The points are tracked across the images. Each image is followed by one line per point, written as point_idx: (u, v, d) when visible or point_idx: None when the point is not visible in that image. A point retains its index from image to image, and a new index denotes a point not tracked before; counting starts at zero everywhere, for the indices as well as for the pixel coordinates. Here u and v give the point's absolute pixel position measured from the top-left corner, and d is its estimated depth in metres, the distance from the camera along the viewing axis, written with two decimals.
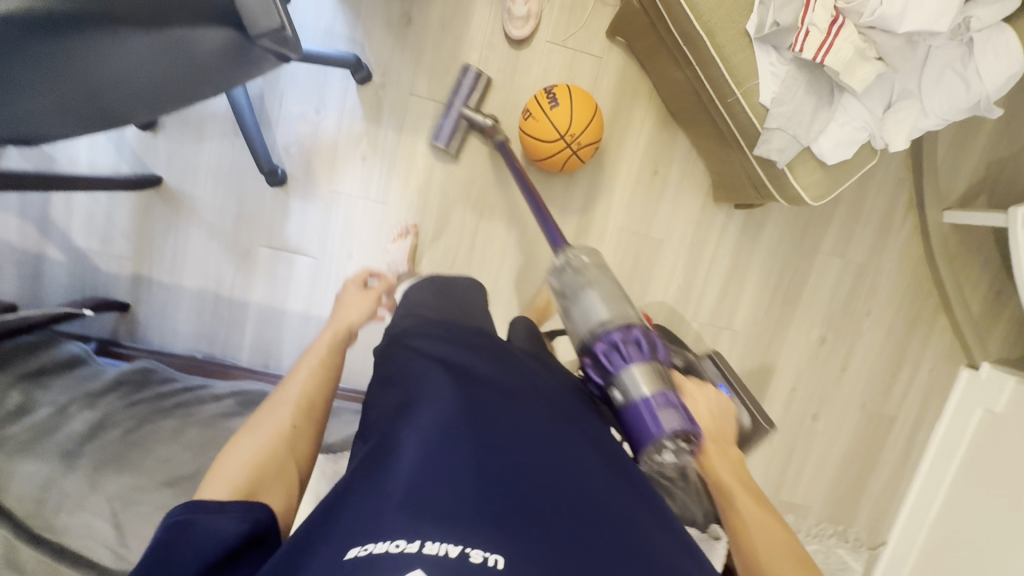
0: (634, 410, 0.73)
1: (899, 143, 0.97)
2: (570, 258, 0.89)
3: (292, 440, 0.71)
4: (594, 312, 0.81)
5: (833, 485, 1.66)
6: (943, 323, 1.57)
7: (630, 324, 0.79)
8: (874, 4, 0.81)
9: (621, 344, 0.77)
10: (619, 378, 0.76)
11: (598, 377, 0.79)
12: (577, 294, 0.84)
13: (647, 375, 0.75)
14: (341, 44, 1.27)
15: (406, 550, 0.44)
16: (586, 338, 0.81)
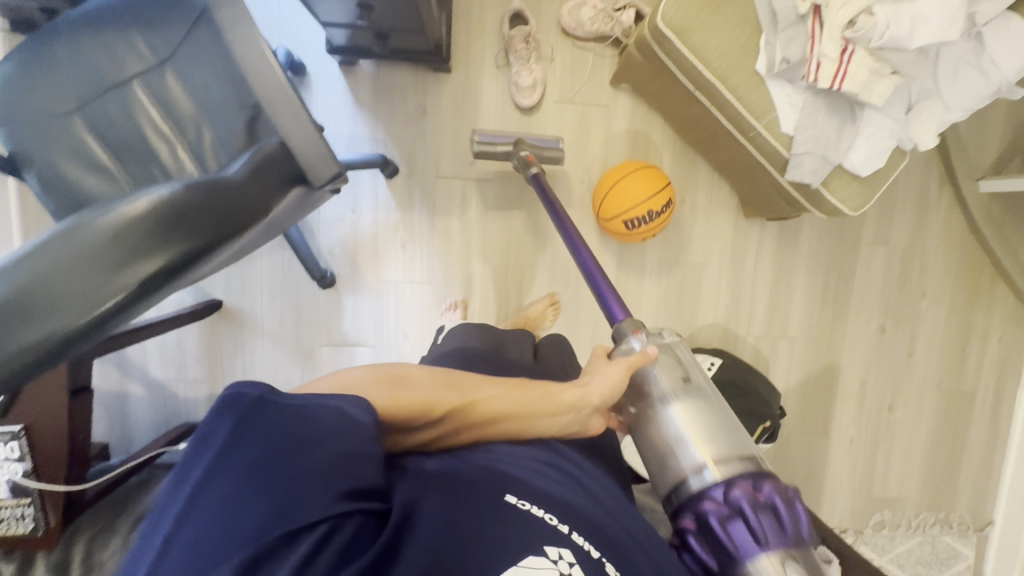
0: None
1: (927, 140, 1.00)
2: (664, 358, 0.83)
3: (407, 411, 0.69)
4: (689, 426, 0.77)
5: (925, 471, 1.62)
6: (1003, 289, 1.54)
7: (778, 489, 0.71)
8: (881, 28, 0.83)
9: (770, 510, 0.68)
10: (765, 558, 0.65)
11: (712, 551, 0.69)
12: (675, 395, 0.79)
13: (805, 565, 0.65)
14: (366, 145, 1.35)
15: (559, 526, 0.59)
16: (711, 488, 0.72)
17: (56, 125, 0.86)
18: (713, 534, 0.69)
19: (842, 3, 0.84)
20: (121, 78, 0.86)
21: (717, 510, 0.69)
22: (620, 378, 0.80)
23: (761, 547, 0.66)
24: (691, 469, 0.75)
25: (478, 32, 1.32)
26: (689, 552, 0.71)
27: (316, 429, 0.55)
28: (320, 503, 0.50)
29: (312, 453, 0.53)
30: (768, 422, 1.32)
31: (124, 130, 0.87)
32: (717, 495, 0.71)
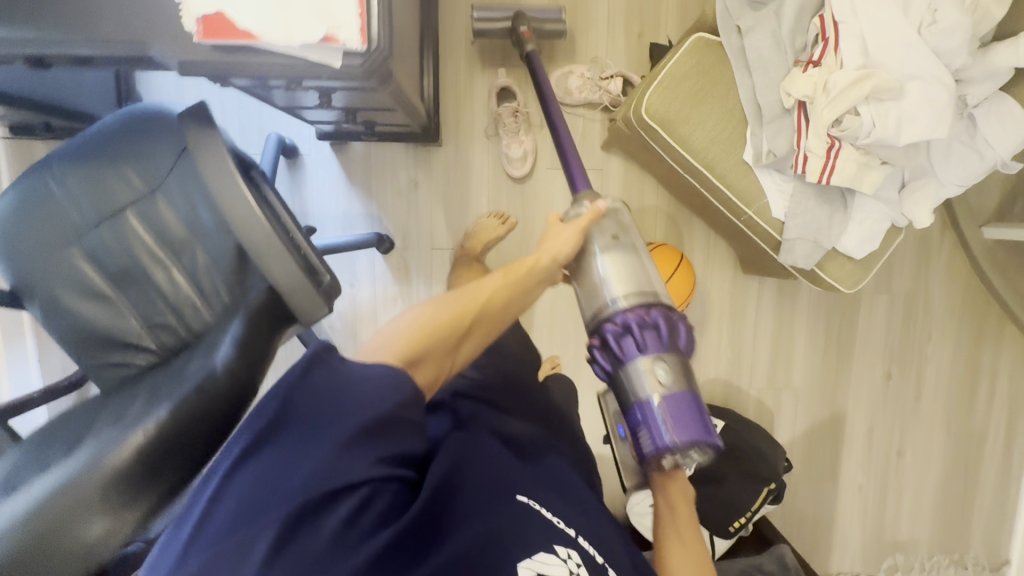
0: (652, 405, 0.75)
1: (924, 219, 0.96)
2: (610, 212, 0.86)
3: (446, 331, 0.67)
4: (624, 278, 0.80)
5: (937, 512, 1.60)
6: (1011, 329, 1.52)
7: (667, 310, 0.80)
8: (867, 127, 0.82)
9: (657, 327, 0.78)
10: (645, 363, 0.76)
11: (607, 361, 0.80)
12: (612, 248, 0.82)
13: (676, 367, 0.76)
14: (360, 222, 1.36)
15: (565, 531, 0.63)
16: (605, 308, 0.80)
17: (51, 257, 0.88)
18: (610, 348, 0.78)
19: (828, 101, 0.81)
20: (115, 208, 0.88)
21: (615, 328, 0.78)
22: (569, 242, 0.81)
23: (642, 352, 0.77)
24: (606, 300, 0.80)
25: (466, 106, 1.32)
26: (596, 363, 0.81)
27: (371, 399, 0.54)
28: (363, 471, 0.51)
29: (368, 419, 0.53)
30: (773, 483, 1.33)
31: (120, 257, 0.90)
32: (617, 316, 0.78)
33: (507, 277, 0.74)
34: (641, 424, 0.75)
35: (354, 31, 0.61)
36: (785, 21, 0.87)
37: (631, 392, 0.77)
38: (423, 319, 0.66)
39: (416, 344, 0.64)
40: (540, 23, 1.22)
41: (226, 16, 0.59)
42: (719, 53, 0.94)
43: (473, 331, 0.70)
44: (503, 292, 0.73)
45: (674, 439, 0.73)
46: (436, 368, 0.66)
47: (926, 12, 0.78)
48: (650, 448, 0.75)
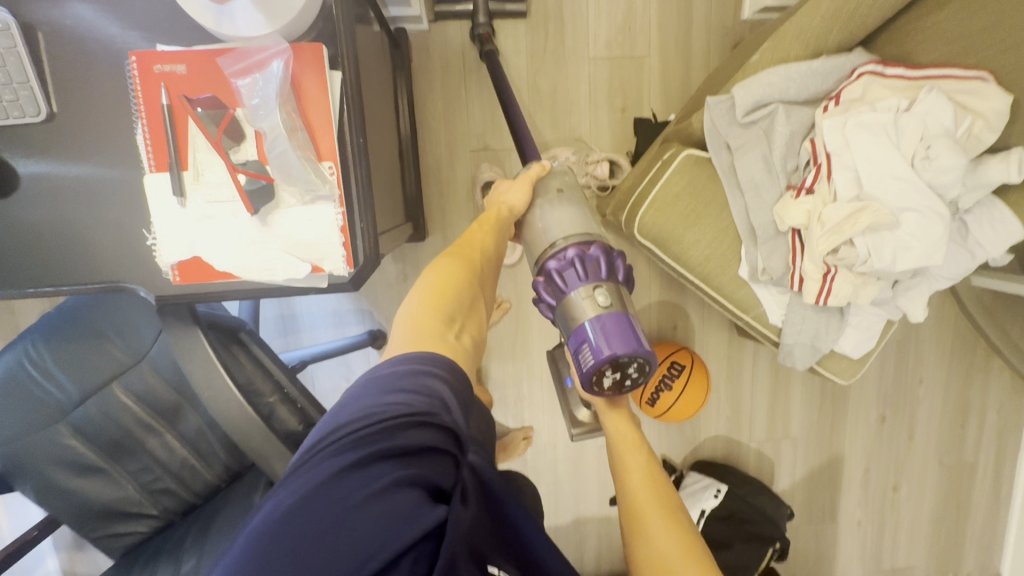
0: (587, 325, 0.64)
1: (917, 315, 0.93)
2: (557, 169, 0.76)
3: (458, 287, 0.59)
4: (567, 226, 0.70)
5: (933, 539, 1.66)
6: (998, 364, 1.56)
7: (605, 244, 0.68)
8: (862, 258, 0.81)
9: (596, 259, 0.66)
10: (583, 291, 0.65)
11: (549, 298, 0.68)
12: (556, 200, 0.72)
13: (614, 293, 0.66)
14: (350, 319, 1.33)
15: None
16: (546, 250, 0.70)
17: (31, 442, 0.82)
18: (552, 282, 0.67)
19: (823, 233, 0.80)
20: (99, 382, 0.85)
21: (556, 261, 0.67)
22: (523, 193, 0.71)
23: (580, 282, 0.65)
24: (550, 242, 0.69)
25: (451, 193, 1.28)
26: (537, 302, 0.70)
27: (402, 404, 0.43)
28: (393, 503, 0.39)
29: (399, 432, 0.42)
30: (778, 543, 1.36)
31: (109, 431, 0.86)
32: (559, 252, 0.67)
33: (490, 229, 0.68)
34: (579, 346, 0.64)
35: (338, 258, 0.57)
36: (776, 145, 0.85)
37: (570, 322, 0.66)
38: (437, 282, 0.59)
39: (437, 306, 0.55)
40: (499, 2, 1.18)
41: (201, 259, 0.56)
42: (708, 171, 0.92)
43: (484, 279, 0.65)
44: (495, 240, 0.68)
45: (611, 352, 0.62)
46: (470, 325, 0.58)
47: (919, 145, 0.78)
48: (588, 365, 0.64)
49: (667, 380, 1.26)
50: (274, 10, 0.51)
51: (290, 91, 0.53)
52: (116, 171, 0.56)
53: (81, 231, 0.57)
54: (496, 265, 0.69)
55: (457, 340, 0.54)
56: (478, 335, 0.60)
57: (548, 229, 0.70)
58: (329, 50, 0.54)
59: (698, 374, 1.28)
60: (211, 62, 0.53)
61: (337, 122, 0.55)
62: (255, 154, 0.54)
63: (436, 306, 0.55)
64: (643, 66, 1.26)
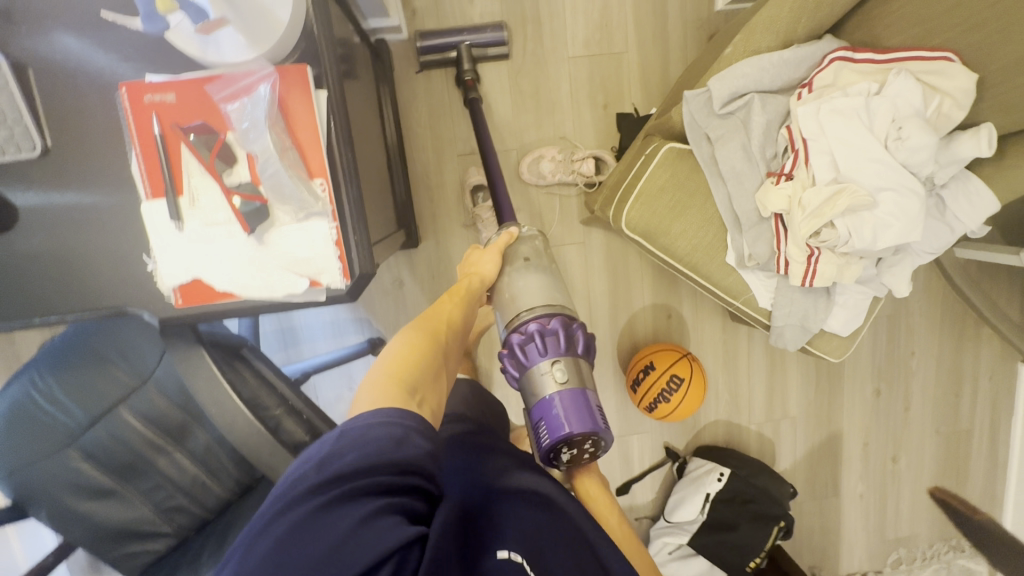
0: (548, 401, 0.69)
1: (901, 290, 0.96)
2: (525, 237, 0.82)
3: (424, 356, 0.62)
4: (533, 293, 0.75)
5: (935, 507, 1.69)
6: (988, 333, 1.59)
7: (565, 318, 0.74)
8: (844, 238, 0.83)
9: (557, 332, 0.72)
10: (545, 366, 0.70)
11: (515, 371, 0.73)
12: (523, 269, 0.78)
13: (571, 368, 0.71)
14: (350, 328, 1.34)
15: None
16: (512, 323, 0.75)
17: (42, 468, 0.82)
18: (515, 356, 0.72)
19: (804, 216, 0.83)
20: (107, 407, 0.87)
21: (520, 336, 0.72)
22: (493, 262, 0.78)
23: (541, 358, 0.70)
24: (518, 312, 0.75)
25: (441, 198, 1.30)
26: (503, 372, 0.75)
27: (371, 442, 0.46)
28: (380, 530, 0.41)
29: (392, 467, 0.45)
30: (783, 521, 1.39)
31: (119, 453, 0.87)
32: (523, 324, 0.72)
33: (458, 299, 0.73)
34: (538, 422, 0.70)
35: (335, 271, 0.59)
36: (754, 134, 0.87)
37: (532, 397, 0.71)
38: (403, 351, 0.61)
39: (403, 373, 0.57)
40: (483, 48, 1.22)
41: (202, 281, 0.58)
42: (690, 162, 0.94)
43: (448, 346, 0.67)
44: (462, 310, 0.72)
45: (569, 430, 0.67)
46: (433, 393, 0.59)
47: (891, 126, 0.80)
48: (546, 441, 0.69)
49: (667, 393, 1.28)
50: (256, 34, 0.52)
51: (278, 112, 0.54)
52: (111, 199, 0.58)
53: (82, 260, 0.59)
54: (462, 334, 0.73)
55: (420, 409, 0.54)
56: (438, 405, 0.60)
57: (516, 295, 0.76)
58: (313, 69, 0.56)
59: (698, 384, 1.29)
60: (198, 89, 0.54)
61: (325, 139, 0.57)
62: (248, 175, 0.56)
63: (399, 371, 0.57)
64: (622, 62, 1.28)
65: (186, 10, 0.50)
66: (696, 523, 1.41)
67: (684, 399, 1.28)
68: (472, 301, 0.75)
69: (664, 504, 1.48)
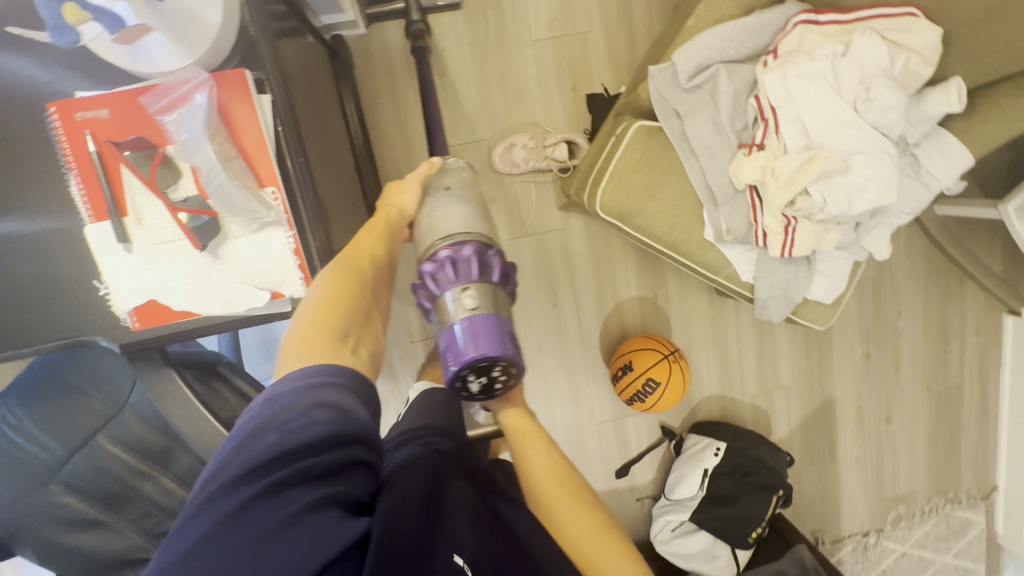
0: (453, 329, 0.56)
1: (881, 253, 0.95)
2: (451, 168, 0.70)
3: (351, 300, 0.56)
4: (452, 223, 0.61)
5: (930, 462, 1.71)
6: (972, 288, 1.60)
7: (483, 243, 0.60)
8: (819, 206, 0.82)
9: (469, 258, 0.58)
10: (454, 298, 0.56)
11: (424, 303, 0.60)
12: (444, 198, 0.64)
13: (488, 295, 0.57)
14: None
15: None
16: (427, 250, 0.62)
17: (25, 508, 0.80)
18: (425, 285, 0.59)
19: (778, 186, 0.81)
20: (84, 436, 0.84)
21: (426, 265, 0.58)
22: (413, 192, 0.66)
23: (450, 284, 0.57)
24: (434, 240, 0.61)
25: None
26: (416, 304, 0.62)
27: (303, 422, 0.43)
28: (315, 525, 0.39)
29: (328, 445, 0.43)
30: (781, 490, 1.39)
31: (104, 483, 0.84)
32: (433, 252, 0.59)
33: (375, 231, 0.63)
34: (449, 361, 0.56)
35: (296, 281, 0.57)
36: (722, 105, 0.85)
37: (441, 327, 0.58)
38: (326, 295, 0.55)
39: (329, 321, 0.52)
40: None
41: (159, 302, 0.56)
42: (661, 140, 0.92)
43: (378, 284, 0.61)
44: (384, 247, 0.63)
45: (472, 357, 0.54)
46: (365, 341, 0.55)
47: (859, 88, 0.79)
48: (451, 372, 0.57)
49: (643, 394, 1.29)
50: (188, 41, 0.49)
51: (219, 121, 0.52)
52: (52, 226, 0.55)
53: (31, 291, 0.56)
54: (389, 273, 0.64)
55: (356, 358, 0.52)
56: (375, 349, 0.57)
57: (434, 227, 0.62)
58: (253, 73, 0.53)
59: (676, 382, 1.31)
60: (132, 102, 0.52)
61: (272, 144, 0.54)
62: (195, 189, 0.53)
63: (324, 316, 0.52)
64: (587, 42, 1.26)
65: (100, 21, 0.45)
66: (696, 499, 1.42)
67: (661, 394, 1.30)
68: (389, 232, 0.64)
69: (664, 483, 1.48)
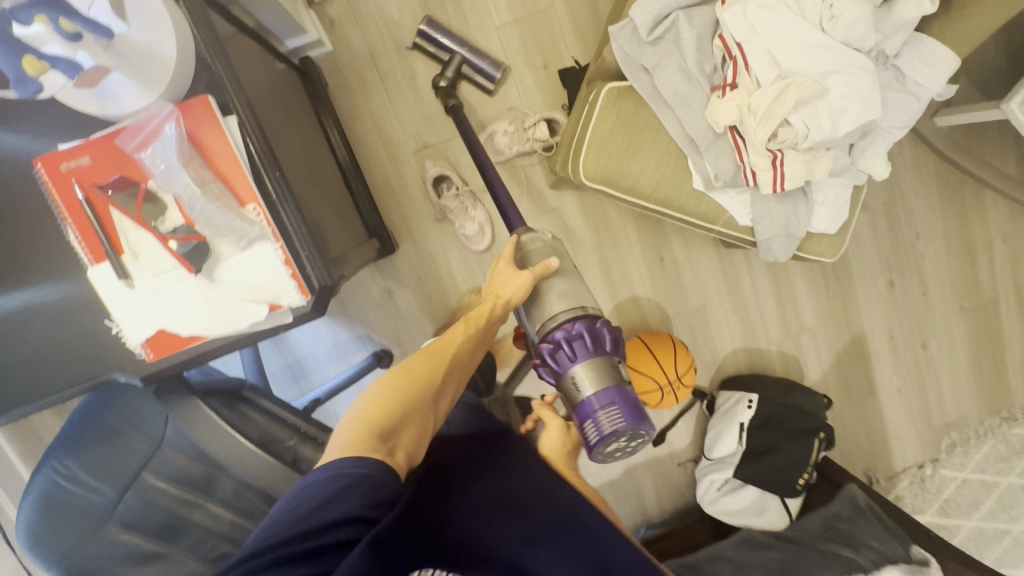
0: (614, 389, 0.71)
1: (880, 171, 0.92)
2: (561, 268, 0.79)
3: (409, 401, 0.66)
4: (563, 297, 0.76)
5: (976, 383, 1.66)
6: (990, 197, 1.54)
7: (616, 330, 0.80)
8: (803, 134, 0.80)
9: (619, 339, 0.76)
10: (611, 358, 0.74)
11: (576, 354, 0.72)
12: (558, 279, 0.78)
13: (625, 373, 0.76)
14: (353, 347, 1.34)
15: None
16: (581, 309, 0.76)
17: (89, 551, 0.84)
18: (581, 342, 0.73)
19: (757, 121, 0.80)
20: (131, 475, 0.89)
21: (584, 324, 0.74)
22: (523, 288, 0.75)
23: (611, 350, 0.74)
24: (585, 307, 0.76)
25: (407, 201, 1.29)
26: (558, 347, 0.73)
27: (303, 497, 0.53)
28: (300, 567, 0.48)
29: (311, 533, 0.51)
30: (822, 432, 1.37)
31: (154, 515, 0.88)
32: (594, 318, 0.75)
33: (463, 333, 0.74)
34: (607, 406, 0.70)
35: (292, 290, 0.59)
36: (687, 51, 0.84)
37: (596, 382, 0.72)
38: (388, 393, 0.65)
39: (381, 419, 0.63)
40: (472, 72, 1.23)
41: (168, 331, 0.58)
42: (634, 98, 0.91)
43: (446, 389, 0.71)
44: (471, 343, 0.75)
45: (629, 421, 0.70)
46: (415, 433, 0.65)
47: (823, 7, 0.77)
48: (605, 428, 0.70)
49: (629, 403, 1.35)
50: (147, 75, 0.52)
51: (192, 148, 0.54)
52: (64, 273, 0.58)
53: (53, 340, 0.60)
54: (468, 364, 0.76)
55: (390, 457, 0.61)
56: (415, 446, 0.65)
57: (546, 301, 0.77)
58: (217, 98, 0.56)
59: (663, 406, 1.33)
60: (109, 146, 0.54)
61: (247, 163, 0.56)
62: (181, 218, 0.56)
63: (366, 413, 0.63)
64: (550, 18, 1.26)
65: (57, 68, 0.48)
66: (738, 454, 1.39)
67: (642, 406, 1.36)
68: (479, 329, 0.75)
69: (703, 444, 1.47)
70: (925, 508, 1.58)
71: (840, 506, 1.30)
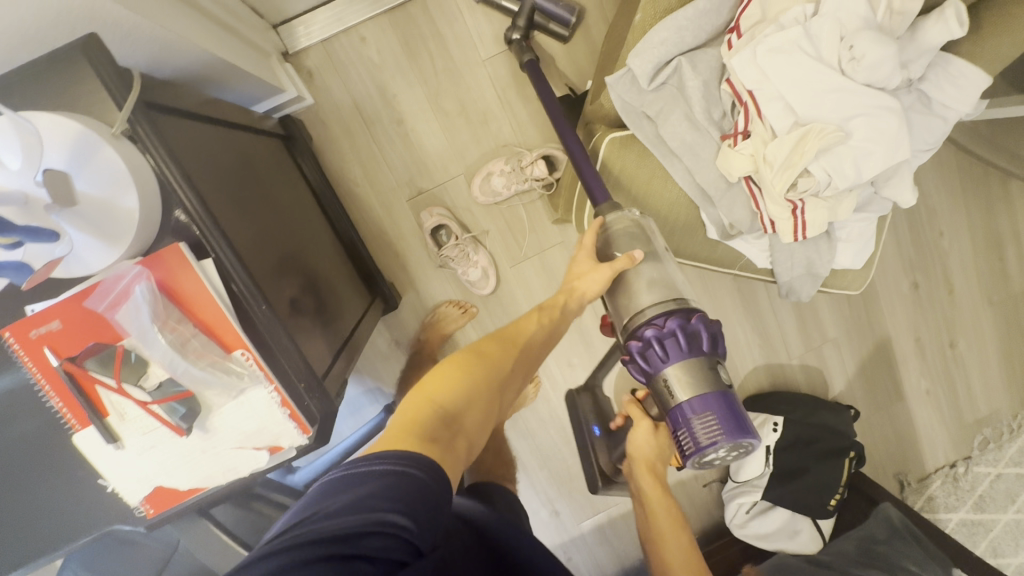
0: (716, 396, 0.64)
1: (908, 199, 0.83)
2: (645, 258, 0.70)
3: (475, 385, 0.60)
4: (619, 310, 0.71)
5: (1007, 377, 1.60)
6: (1016, 186, 1.46)
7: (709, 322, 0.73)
8: (825, 182, 0.74)
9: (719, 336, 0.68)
10: (710, 359, 0.66)
11: (670, 354, 0.65)
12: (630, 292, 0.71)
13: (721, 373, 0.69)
14: (364, 402, 1.29)
15: None
16: (674, 302, 0.68)
17: None
18: (675, 341, 0.65)
19: (775, 173, 0.73)
20: None
21: (678, 320, 0.65)
22: (599, 283, 0.70)
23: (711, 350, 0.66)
24: (678, 300, 0.68)
25: (405, 249, 1.24)
26: (649, 345, 0.66)
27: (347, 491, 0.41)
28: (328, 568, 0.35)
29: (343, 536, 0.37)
30: (852, 451, 1.34)
31: None
32: (689, 311, 0.67)
33: (535, 323, 0.71)
34: (706, 414, 0.64)
35: (291, 431, 0.55)
36: (694, 100, 0.78)
37: (690, 387, 0.65)
38: (453, 377, 0.60)
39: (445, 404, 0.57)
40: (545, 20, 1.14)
41: (165, 486, 0.55)
42: (637, 147, 0.85)
43: (514, 378, 0.67)
44: (545, 329, 0.72)
45: (733, 433, 0.63)
46: (479, 421, 0.59)
47: (841, 47, 0.70)
48: (704, 439, 0.63)
49: None
50: (108, 237, 0.47)
51: (166, 302, 0.50)
52: (51, 434, 0.55)
53: (55, 498, 0.57)
54: (541, 353, 0.72)
55: (454, 444, 0.53)
56: (476, 436, 0.58)
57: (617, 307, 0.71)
58: (188, 242, 0.51)
59: None
60: (79, 308, 0.50)
61: (228, 308, 0.52)
62: (164, 372, 0.52)
63: (431, 391, 0.58)
64: (541, 46, 1.19)
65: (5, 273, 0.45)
66: (765, 477, 1.35)
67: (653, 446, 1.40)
68: (556, 318, 0.73)
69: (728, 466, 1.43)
70: (958, 507, 1.54)
71: (876, 527, 1.26)
